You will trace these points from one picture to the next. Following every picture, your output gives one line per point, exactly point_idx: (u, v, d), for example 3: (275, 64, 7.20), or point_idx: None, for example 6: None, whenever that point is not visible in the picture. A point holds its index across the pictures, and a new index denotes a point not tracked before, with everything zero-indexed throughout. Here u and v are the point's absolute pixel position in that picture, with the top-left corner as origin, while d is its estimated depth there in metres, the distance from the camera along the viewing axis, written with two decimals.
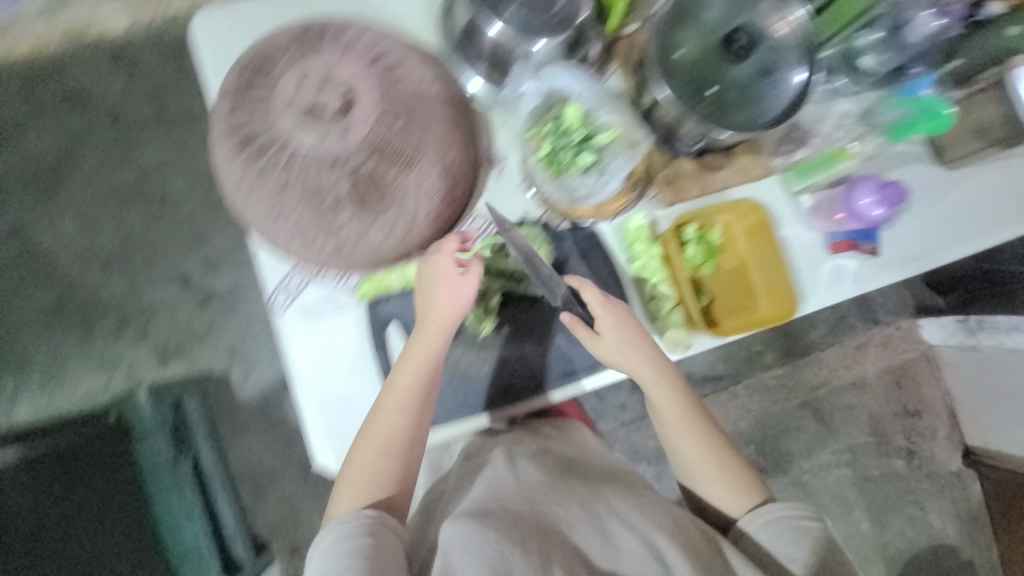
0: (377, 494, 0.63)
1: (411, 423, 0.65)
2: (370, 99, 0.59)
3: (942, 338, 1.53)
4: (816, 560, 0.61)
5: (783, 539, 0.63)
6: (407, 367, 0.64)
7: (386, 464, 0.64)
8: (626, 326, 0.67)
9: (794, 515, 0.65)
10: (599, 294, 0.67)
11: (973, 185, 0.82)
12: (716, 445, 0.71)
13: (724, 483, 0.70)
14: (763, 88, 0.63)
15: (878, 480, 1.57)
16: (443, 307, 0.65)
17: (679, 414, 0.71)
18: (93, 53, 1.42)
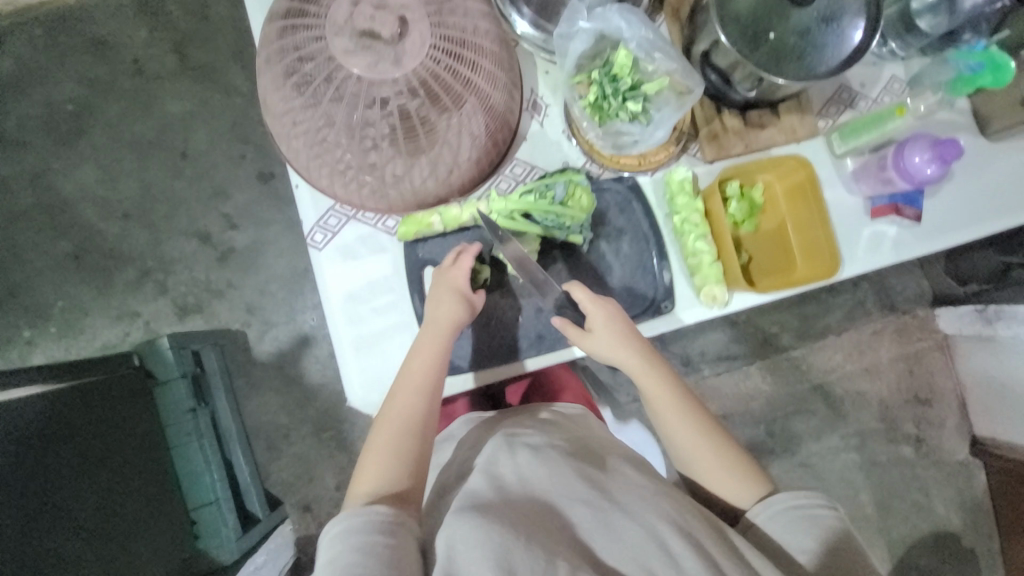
0: (391, 488, 0.57)
1: (424, 410, 0.62)
2: (423, 28, 0.55)
3: (958, 328, 1.51)
4: (827, 552, 0.56)
5: (794, 530, 0.58)
6: (419, 353, 0.63)
7: (400, 453, 0.60)
8: (613, 320, 0.67)
9: (804, 505, 0.59)
10: (586, 292, 0.67)
11: (1015, 160, 0.79)
12: (716, 435, 0.67)
13: (727, 475, 0.65)
14: (820, 37, 0.61)
15: (884, 465, 1.58)
16: (445, 304, 0.64)
17: (672, 404, 0.67)
18: (117, 0, 1.40)
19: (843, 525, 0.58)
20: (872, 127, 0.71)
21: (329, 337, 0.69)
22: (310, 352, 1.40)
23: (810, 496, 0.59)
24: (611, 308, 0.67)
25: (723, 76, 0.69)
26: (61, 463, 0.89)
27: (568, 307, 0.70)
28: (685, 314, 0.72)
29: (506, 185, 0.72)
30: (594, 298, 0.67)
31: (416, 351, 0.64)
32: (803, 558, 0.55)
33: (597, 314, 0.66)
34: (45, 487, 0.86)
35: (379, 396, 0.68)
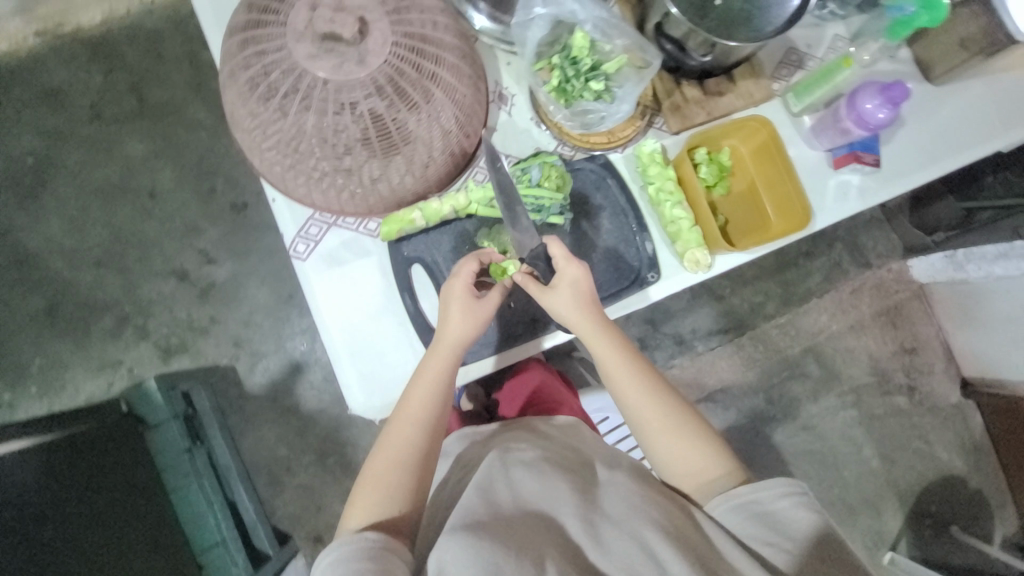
0: (383, 513, 0.59)
1: (425, 435, 0.63)
2: (383, 26, 0.57)
3: (931, 275, 1.57)
4: (796, 547, 0.55)
5: (756, 524, 0.58)
6: (418, 382, 0.63)
7: (396, 481, 0.60)
8: (577, 283, 0.65)
9: (770, 496, 0.59)
10: (564, 249, 0.65)
11: (955, 103, 0.85)
12: (674, 409, 0.68)
13: (682, 450, 0.66)
14: (766, 0, 0.64)
15: (882, 418, 1.61)
16: (459, 320, 0.63)
17: (631, 373, 0.68)
18: (69, 48, 1.39)
19: (816, 522, 0.57)
20: (822, 81, 0.74)
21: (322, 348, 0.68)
22: (303, 378, 1.37)
23: (772, 487, 0.59)
24: (579, 269, 0.65)
25: (678, 45, 0.71)
26: (59, 515, 0.86)
27: (541, 261, 0.67)
28: (671, 281, 0.74)
29: (482, 176, 0.73)
30: (566, 254, 0.65)
31: (416, 378, 0.63)
32: (771, 553, 0.55)
33: (566, 271, 0.65)
34: (39, 543, 0.82)
35: (380, 402, 0.68)
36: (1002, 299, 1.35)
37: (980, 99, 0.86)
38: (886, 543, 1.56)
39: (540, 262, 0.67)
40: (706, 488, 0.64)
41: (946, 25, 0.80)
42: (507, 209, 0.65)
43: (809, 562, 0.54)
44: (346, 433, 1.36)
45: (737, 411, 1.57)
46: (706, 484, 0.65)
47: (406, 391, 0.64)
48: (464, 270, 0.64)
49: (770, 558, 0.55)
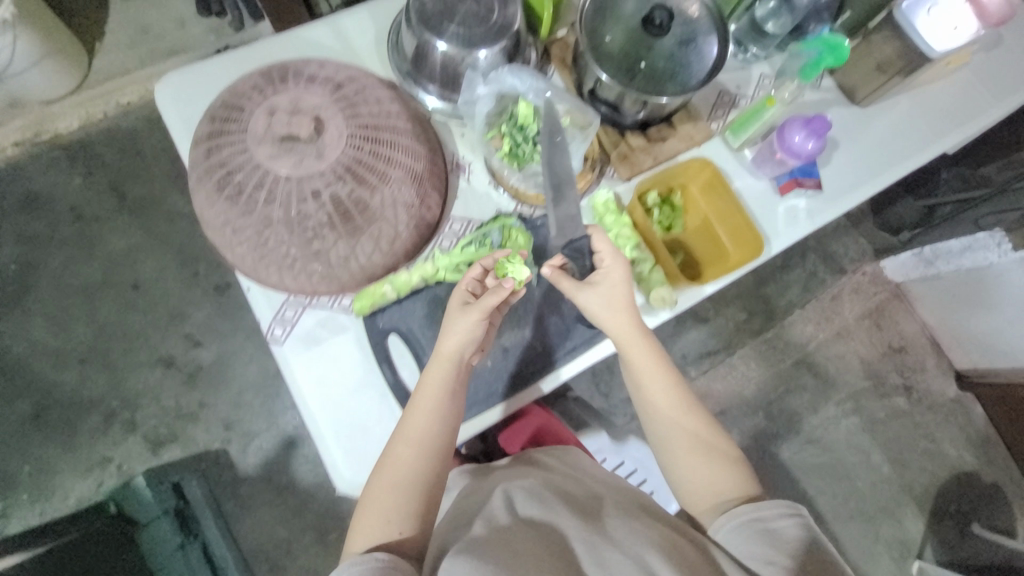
0: (389, 534, 0.59)
1: (428, 454, 0.63)
2: (337, 122, 0.62)
3: (905, 274, 1.60)
4: (795, 566, 0.55)
5: (756, 543, 0.58)
6: (419, 402, 0.63)
7: (400, 503, 0.60)
8: (616, 286, 0.67)
9: (768, 516, 0.59)
10: (611, 248, 0.68)
11: (884, 120, 0.91)
12: (695, 420, 0.69)
13: (698, 463, 0.67)
14: (686, 57, 0.69)
15: (885, 421, 1.60)
16: (458, 333, 0.63)
17: (655, 379, 0.69)
18: (49, 156, 1.44)
19: (813, 541, 0.57)
20: (752, 120, 0.80)
21: (307, 429, 0.68)
22: (298, 453, 1.35)
23: (769, 509, 0.60)
24: (621, 270, 0.67)
25: (612, 106, 0.77)
26: None
27: (583, 257, 0.68)
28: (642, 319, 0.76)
29: (448, 242, 0.75)
30: (612, 255, 0.67)
31: (416, 401, 0.63)
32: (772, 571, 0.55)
33: (612, 271, 0.67)
34: None
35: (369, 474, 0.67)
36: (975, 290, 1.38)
37: (902, 116, 0.92)
38: (912, 551, 1.52)
39: (580, 256, 0.68)
40: (718, 507, 0.64)
41: (861, 53, 0.87)
42: (556, 193, 0.68)
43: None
44: (346, 505, 1.32)
45: (740, 432, 1.56)
46: (713, 502, 0.65)
47: (406, 415, 0.64)
48: (465, 279, 0.65)
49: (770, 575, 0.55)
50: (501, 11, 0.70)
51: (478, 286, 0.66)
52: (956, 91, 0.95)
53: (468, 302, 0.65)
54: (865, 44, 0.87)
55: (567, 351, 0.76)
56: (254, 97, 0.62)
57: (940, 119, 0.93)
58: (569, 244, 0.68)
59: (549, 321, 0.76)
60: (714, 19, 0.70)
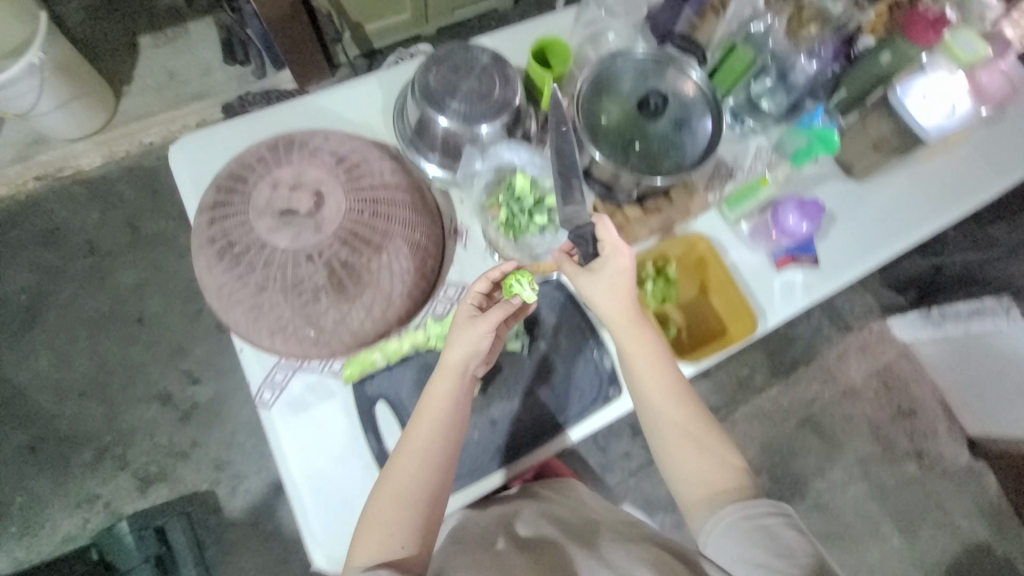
0: (390, 550, 0.58)
1: (431, 470, 0.62)
2: (337, 197, 0.65)
3: (913, 335, 1.55)
4: (785, 565, 0.56)
5: (749, 541, 0.59)
6: (421, 417, 0.63)
7: (401, 519, 0.60)
8: (617, 276, 0.66)
9: (756, 515, 0.61)
10: (614, 235, 0.65)
11: (881, 193, 0.91)
12: (693, 413, 0.68)
13: (694, 457, 0.66)
14: (681, 138, 0.71)
15: (893, 488, 1.54)
16: (461, 348, 0.64)
17: (656, 377, 0.68)
18: (71, 191, 1.50)
19: (800, 539, 0.59)
20: (749, 196, 0.83)
21: (288, 496, 0.67)
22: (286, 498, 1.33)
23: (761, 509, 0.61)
24: (625, 256, 0.65)
25: (604, 185, 0.76)
26: None
27: (588, 243, 0.65)
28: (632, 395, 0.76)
29: (442, 307, 0.76)
30: (615, 242, 0.65)
31: (420, 414, 0.63)
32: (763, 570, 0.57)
33: (613, 258, 0.65)
34: None
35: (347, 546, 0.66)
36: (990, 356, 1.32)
37: (901, 190, 0.92)
38: None
39: (586, 242, 0.65)
40: (713, 501, 0.64)
41: (857, 129, 0.87)
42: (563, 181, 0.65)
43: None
44: None
45: None
46: (711, 493, 0.64)
47: (409, 428, 0.63)
48: (472, 292, 0.67)
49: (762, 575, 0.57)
50: (502, 90, 0.73)
51: (483, 302, 0.67)
52: (956, 166, 0.94)
53: (475, 315, 0.65)
54: (862, 120, 0.87)
55: (556, 423, 0.74)
56: (259, 169, 0.65)
57: (941, 193, 0.93)
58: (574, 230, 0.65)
59: (539, 389, 0.75)
60: (709, 101, 0.73)
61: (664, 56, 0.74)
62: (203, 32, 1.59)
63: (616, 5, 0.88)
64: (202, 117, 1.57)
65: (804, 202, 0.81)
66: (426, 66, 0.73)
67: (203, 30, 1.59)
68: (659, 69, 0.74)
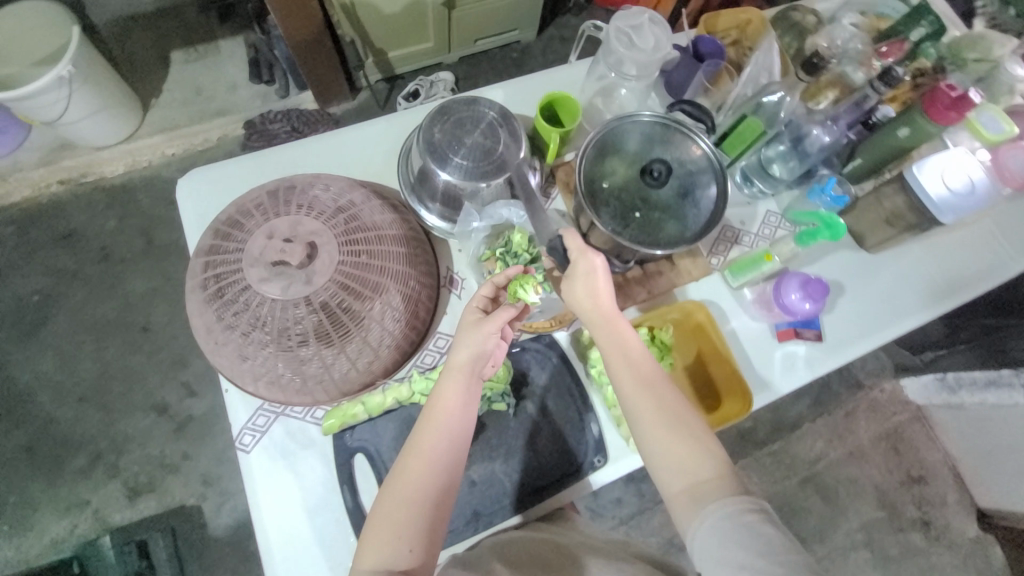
0: (400, 555, 0.57)
1: (439, 473, 0.60)
2: (332, 248, 0.64)
3: (926, 398, 1.40)
4: (772, 567, 0.51)
5: (734, 541, 0.53)
6: (430, 417, 0.61)
7: (411, 524, 0.58)
8: (591, 276, 0.64)
9: (738, 511, 0.55)
10: (580, 242, 0.65)
11: (893, 265, 0.88)
12: (668, 399, 0.62)
13: (671, 442, 0.60)
14: (684, 208, 0.71)
15: (898, 559, 1.35)
16: (468, 349, 0.63)
17: (627, 365, 0.63)
18: (91, 197, 1.54)
19: (783, 535, 0.53)
20: (752, 267, 0.81)
21: (258, 547, 0.66)
22: None
23: (742, 502, 0.55)
24: (597, 260, 0.64)
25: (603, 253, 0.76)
26: None
27: (560, 253, 0.66)
28: (619, 464, 0.75)
29: (430, 358, 0.75)
30: (581, 248, 0.65)
31: (429, 417, 0.61)
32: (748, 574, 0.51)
33: (579, 264, 0.64)
34: None
35: None
36: (1004, 429, 1.21)
37: (918, 265, 0.89)
38: None
39: (558, 252, 0.66)
40: (693, 492, 0.58)
41: (871, 202, 0.84)
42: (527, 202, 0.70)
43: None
44: None
45: None
46: (695, 485, 0.58)
47: (418, 431, 0.61)
48: (477, 296, 0.67)
49: None
50: (506, 146, 0.73)
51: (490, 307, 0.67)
52: (973, 243, 0.91)
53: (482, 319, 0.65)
54: (876, 193, 0.84)
55: (536, 487, 0.73)
56: (256, 216, 0.66)
57: (959, 272, 0.89)
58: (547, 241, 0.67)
59: (525, 450, 0.74)
60: (716, 169, 0.72)
61: (672, 121, 0.74)
62: (232, 50, 1.63)
63: (628, 67, 0.81)
64: (225, 133, 1.60)
65: (808, 280, 0.79)
66: (432, 121, 0.73)
67: (232, 48, 1.63)
68: (666, 134, 0.74)
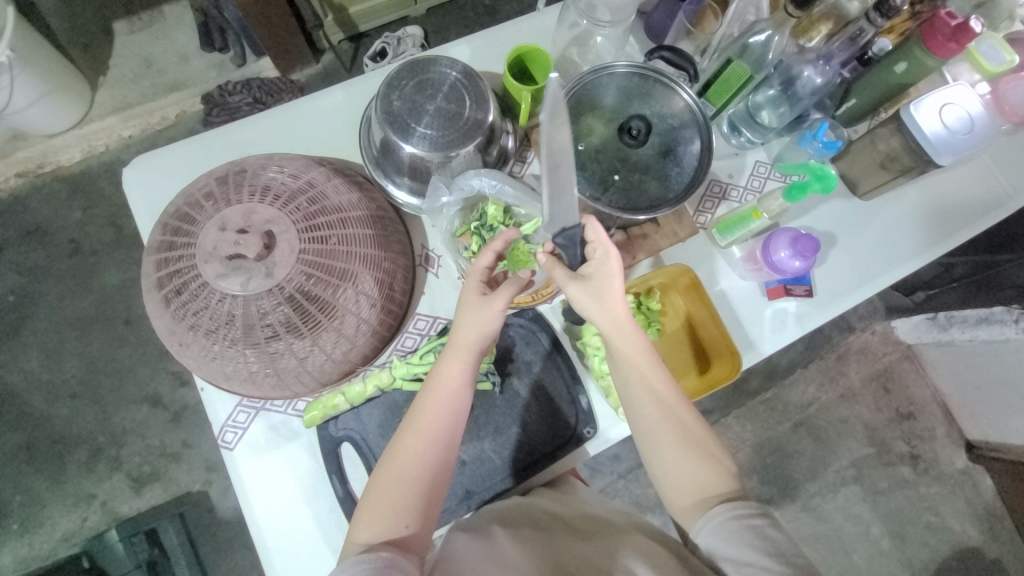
0: (394, 529, 0.55)
1: (439, 452, 0.58)
2: (290, 237, 0.60)
3: (917, 337, 1.39)
4: (777, 565, 0.52)
5: (738, 543, 0.53)
6: (431, 394, 0.58)
7: (405, 498, 0.56)
8: (609, 281, 0.58)
9: (744, 514, 0.55)
10: (604, 234, 0.59)
11: (888, 211, 0.85)
12: (679, 410, 0.60)
13: (684, 459, 0.59)
14: (667, 166, 0.66)
15: (888, 493, 1.39)
16: (472, 323, 0.59)
17: (647, 378, 0.59)
18: (51, 188, 1.46)
19: (785, 536, 0.54)
20: (742, 225, 0.78)
21: (251, 540, 0.67)
22: None
23: (746, 505, 0.56)
24: (615, 262, 0.58)
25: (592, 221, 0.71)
26: None
27: (574, 246, 0.58)
28: (609, 432, 0.75)
29: (411, 341, 0.74)
30: (607, 245, 0.58)
31: (430, 392, 0.59)
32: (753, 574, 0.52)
33: (604, 264, 0.58)
34: None
35: None
36: (993, 363, 1.20)
37: (913, 214, 0.85)
38: None
39: (571, 245, 0.58)
40: (702, 504, 0.58)
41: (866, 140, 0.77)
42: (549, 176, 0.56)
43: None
44: None
45: None
46: (701, 486, 0.58)
47: (419, 405, 0.59)
48: (477, 268, 0.62)
49: None
50: (473, 110, 0.67)
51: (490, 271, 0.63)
52: (969, 182, 0.87)
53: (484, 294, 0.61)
54: (871, 135, 0.79)
55: (525, 461, 0.73)
56: (207, 207, 0.62)
57: (956, 217, 0.86)
58: (561, 233, 0.57)
59: (514, 427, 0.74)
60: (700, 122, 0.67)
61: (650, 71, 0.68)
62: (178, 15, 1.50)
63: (601, 12, 0.74)
64: (183, 109, 1.49)
65: (798, 237, 0.75)
66: (388, 88, 0.67)
67: (178, 13, 1.50)
68: (645, 86, 0.68)
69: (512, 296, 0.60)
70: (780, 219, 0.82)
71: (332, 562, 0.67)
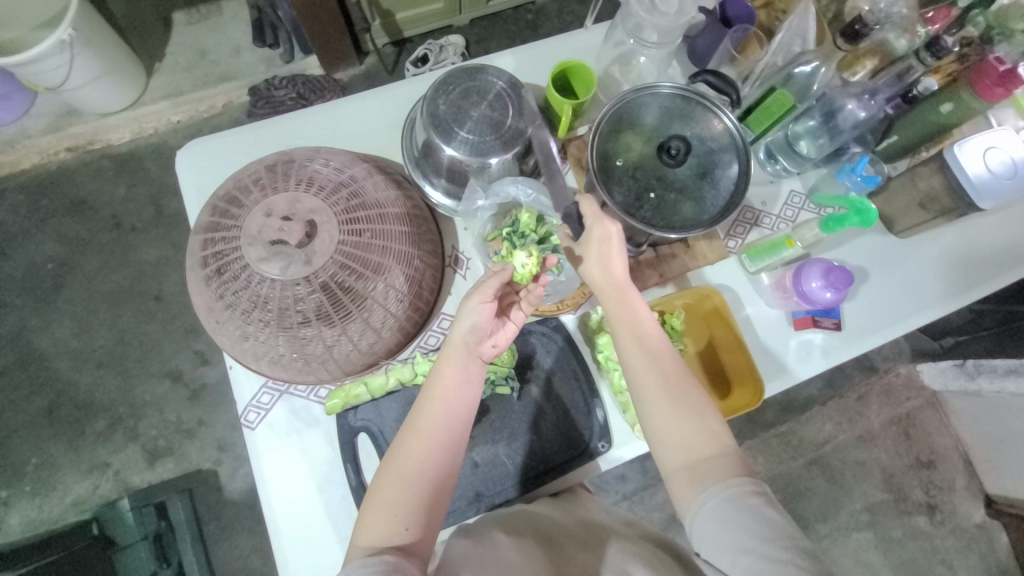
0: (396, 534, 0.55)
1: (442, 453, 0.58)
2: (330, 228, 0.62)
3: (943, 383, 1.35)
4: (776, 548, 0.50)
5: (737, 527, 0.52)
6: (430, 392, 0.59)
7: (411, 500, 0.56)
8: (608, 242, 0.62)
9: (741, 493, 0.54)
10: (596, 209, 0.63)
11: (924, 251, 0.84)
12: (680, 386, 0.60)
13: (682, 424, 0.59)
14: (703, 187, 0.67)
15: (901, 542, 1.34)
16: (468, 325, 0.60)
17: (652, 366, 0.61)
18: (99, 165, 1.53)
19: (784, 518, 0.52)
20: (770, 252, 0.78)
21: (265, 522, 0.68)
22: None
23: (741, 483, 0.54)
24: (612, 227, 0.62)
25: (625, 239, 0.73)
26: None
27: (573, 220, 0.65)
28: (623, 449, 0.75)
29: (434, 340, 0.75)
30: (597, 215, 0.63)
31: (428, 393, 0.59)
32: (751, 561, 0.50)
33: (595, 231, 0.62)
34: None
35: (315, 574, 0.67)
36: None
37: (948, 251, 0.84)
38: None
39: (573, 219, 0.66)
40: (700, 481, 0.56)
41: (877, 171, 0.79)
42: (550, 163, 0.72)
43: (786, 569, 0.49)
44: None
45: None
46: (701, 461, 0.57)
47: (419, 407, 0.60)
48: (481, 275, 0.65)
49: (753, 564, 0.50)
50: (515, 120, 0.69)
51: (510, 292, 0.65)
52: (1009, 228, 0.85)
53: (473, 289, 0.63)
54: (911, 173, 0.78)
55: (537, 469, 0.73)
56: (255, 193, 0.64)
57: (992, 261, 0.84)
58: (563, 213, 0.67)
59: (528, 433, 0.74)
60: (739, 147, 0.68)
61: (693, 93, 0.69)
62: (235, 11, 1.57)
63: (648, 33, 0.75)
64: (230, 99, 1.56)
65: (831, 268, 0.75)
66: (436, 92, 0.69)
67: (235, 8, 1.57)
68: (687, 107, 0.69)
69: (495, 289, 0.61)
70: (812, 250, 0.82)
71: (340, 551, 0.67)
